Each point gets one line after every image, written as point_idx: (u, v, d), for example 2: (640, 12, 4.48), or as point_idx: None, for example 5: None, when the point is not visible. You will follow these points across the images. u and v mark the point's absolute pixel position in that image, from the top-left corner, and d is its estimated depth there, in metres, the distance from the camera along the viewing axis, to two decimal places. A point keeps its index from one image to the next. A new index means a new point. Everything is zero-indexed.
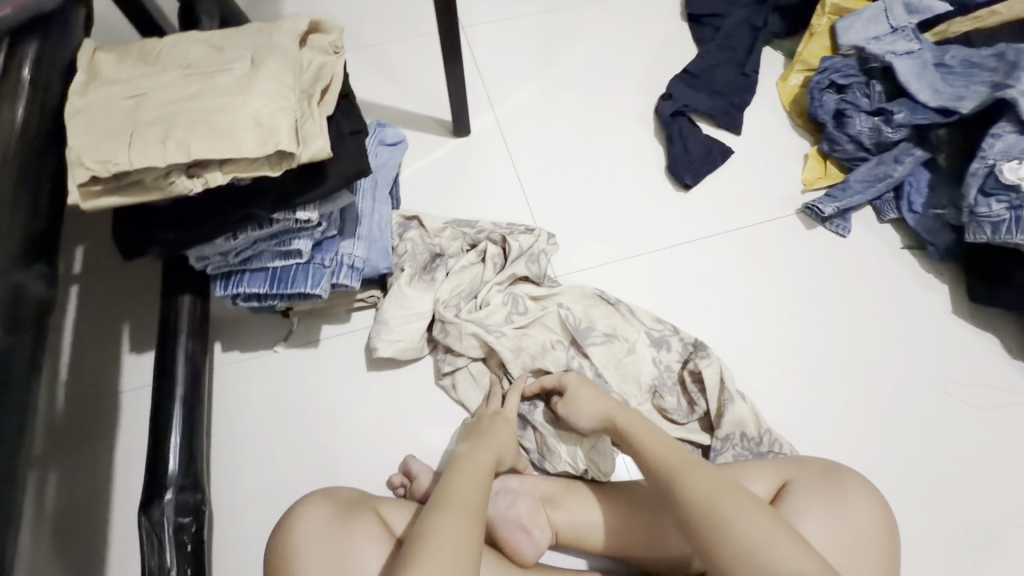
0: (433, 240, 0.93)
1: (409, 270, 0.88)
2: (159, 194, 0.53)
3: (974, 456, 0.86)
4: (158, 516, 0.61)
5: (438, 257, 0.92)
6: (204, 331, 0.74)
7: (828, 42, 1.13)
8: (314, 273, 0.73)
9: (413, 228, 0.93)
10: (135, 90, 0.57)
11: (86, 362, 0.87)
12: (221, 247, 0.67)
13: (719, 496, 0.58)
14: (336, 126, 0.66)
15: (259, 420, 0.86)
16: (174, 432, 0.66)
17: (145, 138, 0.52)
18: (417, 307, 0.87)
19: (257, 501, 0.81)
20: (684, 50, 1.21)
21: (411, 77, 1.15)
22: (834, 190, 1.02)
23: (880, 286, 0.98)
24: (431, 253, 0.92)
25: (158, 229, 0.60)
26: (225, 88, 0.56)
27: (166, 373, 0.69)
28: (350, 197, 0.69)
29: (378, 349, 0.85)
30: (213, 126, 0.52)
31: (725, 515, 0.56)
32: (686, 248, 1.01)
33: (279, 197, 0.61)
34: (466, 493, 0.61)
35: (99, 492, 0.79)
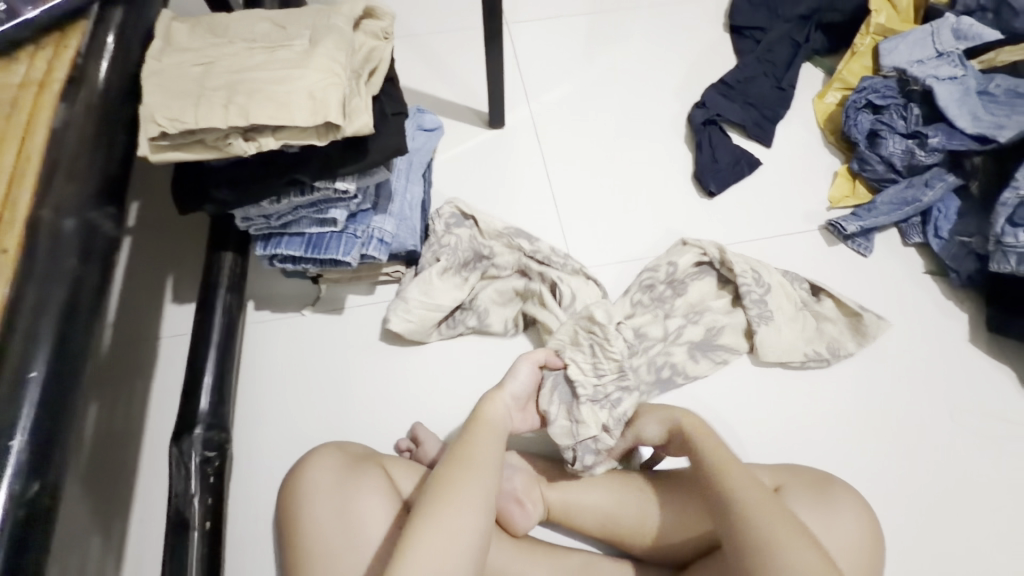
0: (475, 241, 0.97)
1: (444, 262, 0.93)
2: (216, 154, 0.59)
3: (980, 485, 0.85)
4: (186, 448, 0.67)
5: (481, 259, 0.96)
6: (241, 287, 0.80)
7: (869, 63, 1.13)
8: (347, 242, 0.78)
9: (466, 227, 0.97)
10: (203, 59, 0.63)
11: (132, 308, 0.95)
12: (265, 209, 0.72)
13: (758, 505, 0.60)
14: (380, 107, 0.71)
15: (281, 376, 0.91)
16: (207, 373, 0.72)
17: (210, 102, 0.57)
18: (438, 300, 0.91)
19: (271, 450, 0.86)
20: (723, 60, 1.22)
21: (454, 68, 1.20)
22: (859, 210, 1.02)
23: (898, 309, 0.97)
24: (476, 252, 0.96)
25: (212, 188, 0.66)
26: (284, 62, 0.61)
27: (205, 322, 0.75)
28: (387, 173, 0.74)
29: (391, 324, 0.90)
30: (270, 96, 0.57)
31: (756, 521, 0.59)
32: None
33: (322, 167, 0.66)
34: (483, 457, 0.65)
35: (132, 428, 0.86)
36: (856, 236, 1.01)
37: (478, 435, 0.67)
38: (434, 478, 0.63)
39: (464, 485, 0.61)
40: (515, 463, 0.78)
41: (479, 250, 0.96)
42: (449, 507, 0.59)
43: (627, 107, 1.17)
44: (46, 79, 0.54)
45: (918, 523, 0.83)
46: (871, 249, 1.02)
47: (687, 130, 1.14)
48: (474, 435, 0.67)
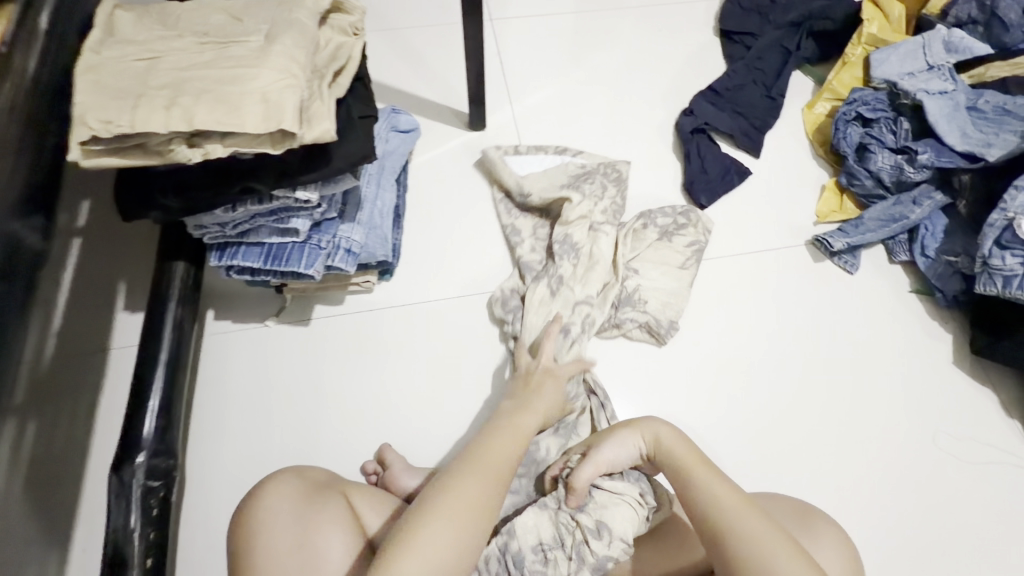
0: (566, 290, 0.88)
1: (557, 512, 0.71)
2: (160, 160, 0.53)
3: (960, 509, 0.84)
4: (127, 478, 0.61)
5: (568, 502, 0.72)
6: (195, 299, 0.74)
7: (860, 74, 1.11)
8: (310, 253, 0.73)
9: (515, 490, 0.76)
10: (148, 53, 0.57)
11: (79, 315, 0.88)
12: (220, 218, 0.66)
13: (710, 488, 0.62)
14: (347, 110, 0.66)
15: (242, 391, 0.86)
16: (154, 395, 0.66)
17: (151, 102, 0.51)
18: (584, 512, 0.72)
19: (230, 471, 0.81)
20: (712, 66, 1.19)
21: (435, 65, 1.14)
22: (843, 224, 1.01)
23: (882, 327, 0.96)
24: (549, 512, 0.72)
25: (157, 194, 0.60)
26: (237, 60, 0.55)
27: (153, 339, 0.69)
28: (353, 181, 0.69)
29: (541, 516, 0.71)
30: (219, 97, 0.52)
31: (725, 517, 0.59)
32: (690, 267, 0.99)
33: (279, 175, 0.61)
34: (500, 456, 0.63)
35: (76, 446, 0.81)
36: (840, 254, 0.99)
37: (522, 421, 0.69)
38: (448, 469, 0.61)
39: (478, 475, 0.60)
40: None
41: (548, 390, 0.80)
42: (466, 487, 0.58)
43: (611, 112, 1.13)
44: None
45: (897, 551, 0.81)
46: (856, 265, 1.00)
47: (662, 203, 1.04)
48: (495, 429, 0.67)
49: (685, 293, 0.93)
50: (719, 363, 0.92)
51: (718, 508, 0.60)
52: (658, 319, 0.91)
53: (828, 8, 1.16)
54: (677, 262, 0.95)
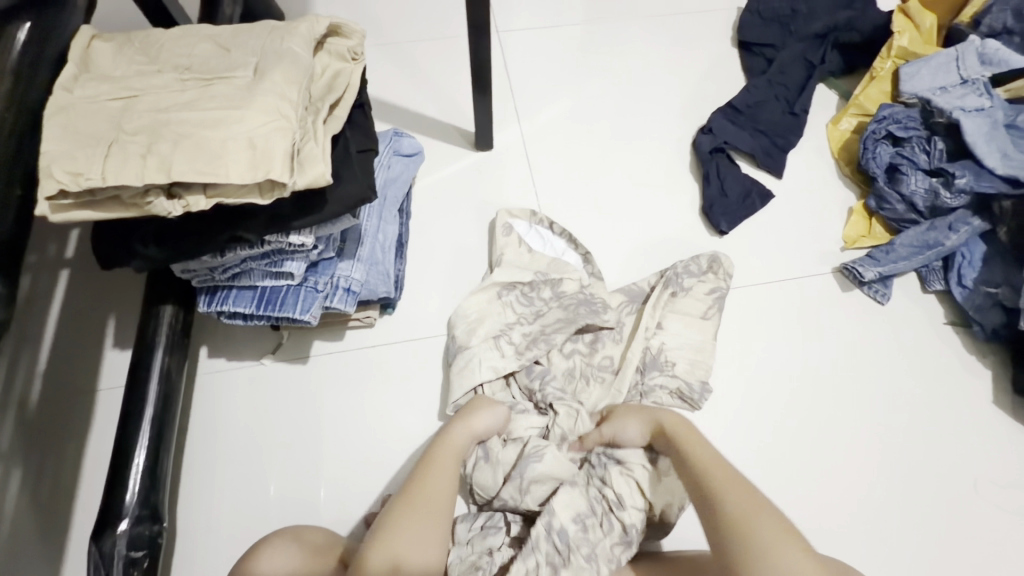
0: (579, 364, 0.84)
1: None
2: (136, 212, 0.48)
3: (1004, 563, 0.78)
4: (108, 549, 0.57)
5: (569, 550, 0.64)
6: (185, 344, 0.69)
7: (888, 88, 1.05)
8: (306, 296, 0.68)
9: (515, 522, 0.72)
10: (125, 91, 0.52)
11: (64, 354, 0.84)
12: (208, 263, 0.61)
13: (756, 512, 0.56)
14: (343, 144, 0.61)
15: (237, 436, 0.81)
16: (139, 451, 0.62)
17: (124, 151, 0.46)
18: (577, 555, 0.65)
19: (223, 525, 0.77)
20: (731, 79, 1.13)
21: (438, 81, 1.09)
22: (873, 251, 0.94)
23: (916, 362, 0.90)
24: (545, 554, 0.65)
25: (138, 244, 0.55)
26: (221, 99, 0.50)
27: (138, 392, 0.64)
28: (352, 221, 0.64)
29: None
30: (200, 144, 0.47)
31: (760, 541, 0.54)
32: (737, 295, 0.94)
33: (271, 221, 0.56)
34: (438, 490, 0.64)
35: (60, 500, 0.77)
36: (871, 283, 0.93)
37: (448, 453, 0.68)
38: (388, 510, 0.62)
39: (421, 522, 0.61)
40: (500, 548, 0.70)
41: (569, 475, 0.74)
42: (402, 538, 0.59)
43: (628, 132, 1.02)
44: None
45: None
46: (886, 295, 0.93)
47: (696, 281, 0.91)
48: (434, 463, 0.66)
49: (710, 346, 0.87)
50: (743, 403, 0.87)
51: (714, 476, 0.60)
52: (688, 383, 0.85)
53: (854, 17, 1.09)
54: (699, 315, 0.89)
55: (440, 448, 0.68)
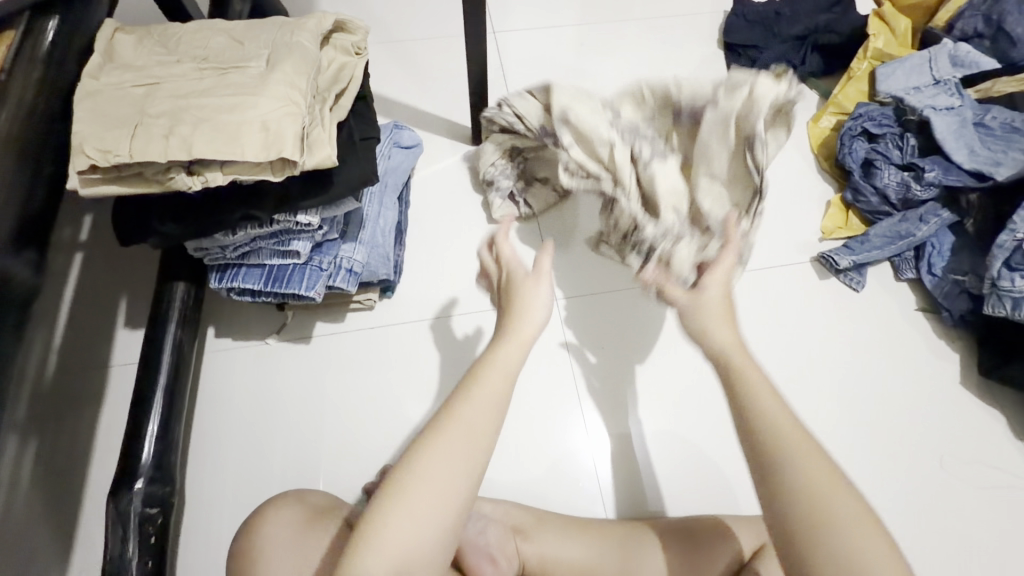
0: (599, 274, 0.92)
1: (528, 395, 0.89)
2: (158, 187, 0.53)
3: (968, 533, 0.83)
4: (124, 506, 0.61)
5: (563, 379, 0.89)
6: (195, 320, 0.74)
7: (865, 87, 1.10)
8: (311, 275, 0.72)
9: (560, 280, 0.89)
10: (147, 79, 0.56)
11: (79, 332, 0.88)
12: (220, 241, 0.66)
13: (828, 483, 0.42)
14: (348, 132, 0.66)
15: (243, 409, 0.85)
16: (154, 417, 0.66)
17: (148, 133, 0.51)
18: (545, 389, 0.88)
19: (230, 493, 0.80)
20: (717, 78, 1.18)
21: (437, 78, 1.14)
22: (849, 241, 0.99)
23: (890, 347, 0.94)
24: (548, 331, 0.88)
25: (156, 221, 0.59)
26: (236, 87, 0.54)
27: (151, 363, 0.68)
28: (354, 204, 0.68)
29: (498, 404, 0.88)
30: (217, 127, 0.51)
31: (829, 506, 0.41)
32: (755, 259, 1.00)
33: (279, 200, 0.60)
34: (480, 415, 0.49)
35: (76, 467, 0.80)
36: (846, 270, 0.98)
37: (491, 371, 0.52)
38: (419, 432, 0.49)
39: (453, 454, 0.46)
40: (488, 514, 0.74)
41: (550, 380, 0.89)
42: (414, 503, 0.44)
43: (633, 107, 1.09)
44: None
45: None
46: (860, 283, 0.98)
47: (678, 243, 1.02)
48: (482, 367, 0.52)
49: None
50: None
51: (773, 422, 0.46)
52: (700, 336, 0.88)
53: (833, 22, 1.15)
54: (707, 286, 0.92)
55: (508, 346, 0.54)
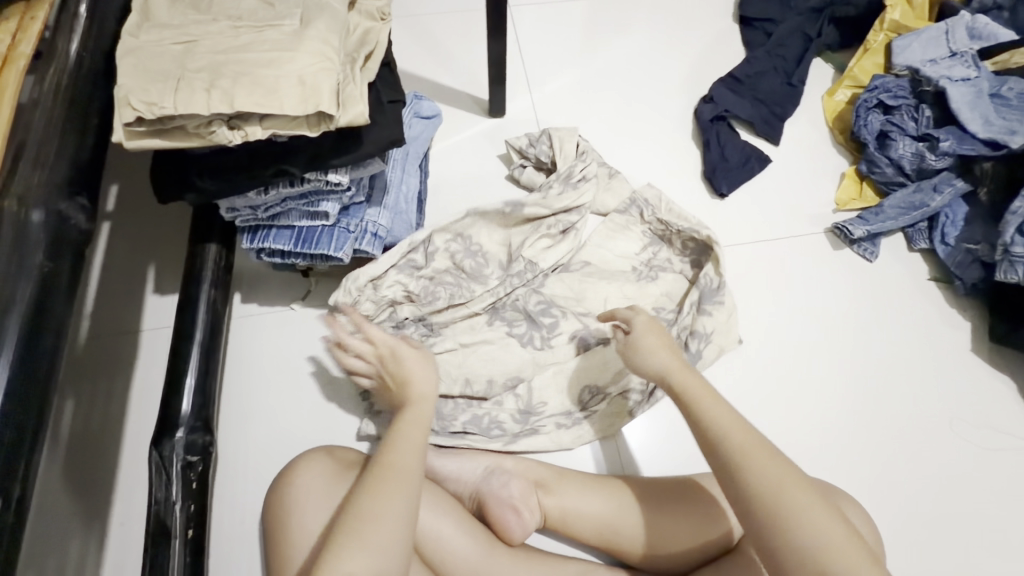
0: (538, 242, 0.90)
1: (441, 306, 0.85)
2: (200, 141, 0.55)
3: (975, 493, 0.85)
4: (167, 452, 0.63)
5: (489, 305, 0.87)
6: (227, 281, 0.76)
7: (881, 60, 1.10)
8: (338, 236, 0.74)
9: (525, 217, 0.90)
10: (185, 37, 0.58)
11: (112, 297, 0.91)
12: (252, 200, 0.68)
13: (774, 476, 0.57)
14: (377, 94, 0.67)
15: (271, 371, 0.88)
16: (190, 371, 0.68)
17: (192, 86, 0.52)
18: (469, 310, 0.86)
19: (258, 451, 0.83)
20: (731, 52, 1.18)
21: (454, 52, 1.15)
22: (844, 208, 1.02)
23: (903, 317, 0.96)
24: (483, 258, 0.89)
25: (195, 177, 0.61)
26: (273, 43, 0.56)
27: (187, 320, 0.70)
28: (381, 165, 0.70)
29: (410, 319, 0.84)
30: (258, 81, 0.53)
31: (751, 466, 0.57)
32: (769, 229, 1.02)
33: (313, 158, 0.62)
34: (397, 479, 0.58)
35: (110, 425, 0.83)
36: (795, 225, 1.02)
37: (401, 439, 0.62)
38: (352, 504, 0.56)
39: (382, 523, 0.55)
40: (511, 469, 0.76)
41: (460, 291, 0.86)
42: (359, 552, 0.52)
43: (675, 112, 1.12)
44: (10, 54, 0.50)
45: (911, 534, 0.82)
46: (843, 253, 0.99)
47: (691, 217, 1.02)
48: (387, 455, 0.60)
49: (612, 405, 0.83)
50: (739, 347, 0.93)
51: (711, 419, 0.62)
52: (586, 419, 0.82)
53: None
54: (586, 391, 0.84)
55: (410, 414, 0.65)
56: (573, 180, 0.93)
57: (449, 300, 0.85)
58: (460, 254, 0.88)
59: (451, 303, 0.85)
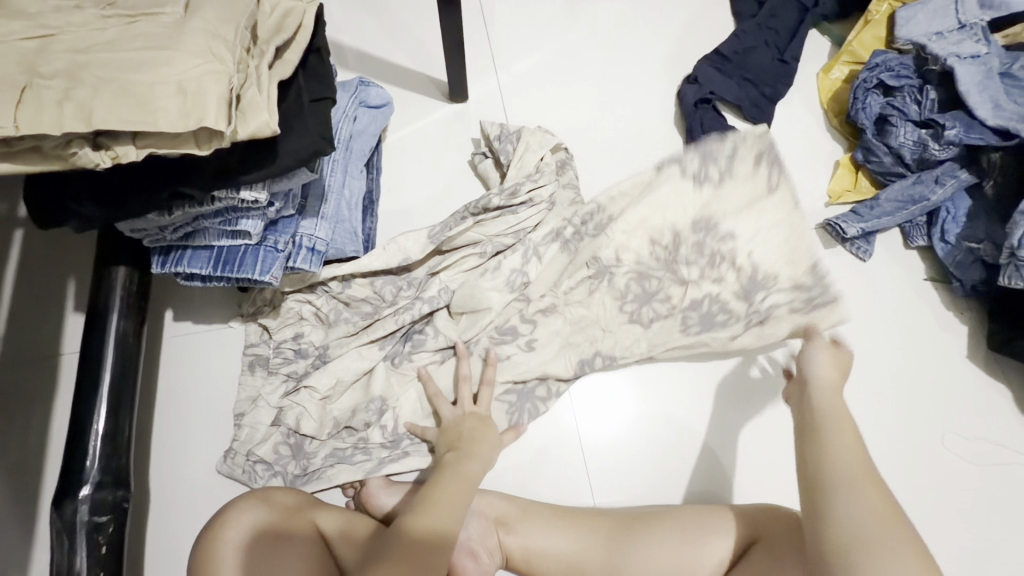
0: (462, 262, 0.82)
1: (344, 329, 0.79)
2: (61, 164, 0.45)
3: (964, 510, 0.80)
4: (70, 515, 0.56)
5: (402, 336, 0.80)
6: (142, 308, 0.67)
7: (882, 33, 0.99)
8: (265, 257, 0.64)
9: (447, 235, 0.81)
10: (41, 29, 0.45)
11: (26, 317, 0.81)
12: (156, 221, 0.58)
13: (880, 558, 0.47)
14: (296, 93, 0.57)
15: (208, 396, 0.79)
16: (100, 417, 0.60)
17: (41, 97, 0.42)
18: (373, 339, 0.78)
19: (194, 490, 0.75)
20: (720, 23, 1.06)
21: (410, 26, 1.02)
22: (775, 181, 0.88)
23: (897, 320, 0.89)
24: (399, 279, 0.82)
25: (73, 201, 0.51)
26: (147, 38, 0.45)
27: (94, 358, 0.62)
28: (310, 175, 0.60)
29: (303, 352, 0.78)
30: (125, 90, 0.43)
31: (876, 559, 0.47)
32: None
33: (215, 176, 0.52)
34: (447, 501, 0.61)
35: (29, 465, 0.74)
36: (712, 214, 0.88)
37: (456, 472, 0.65)
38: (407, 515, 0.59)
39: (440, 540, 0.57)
40: (471, 505, 0.70)
41: (371, 317, 0.79)
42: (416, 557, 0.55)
43: (657, 93, 1.01)
44: None
45: None
46: (768, 266, 0.86)
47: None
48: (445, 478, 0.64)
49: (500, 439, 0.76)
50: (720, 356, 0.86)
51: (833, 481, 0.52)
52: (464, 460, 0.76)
53: None
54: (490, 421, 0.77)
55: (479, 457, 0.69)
56: (517, 200, 0.83)
57: (358, 325, 0.79)
58: (381, 279, 0.81)
59: (359, 329, 0.79)
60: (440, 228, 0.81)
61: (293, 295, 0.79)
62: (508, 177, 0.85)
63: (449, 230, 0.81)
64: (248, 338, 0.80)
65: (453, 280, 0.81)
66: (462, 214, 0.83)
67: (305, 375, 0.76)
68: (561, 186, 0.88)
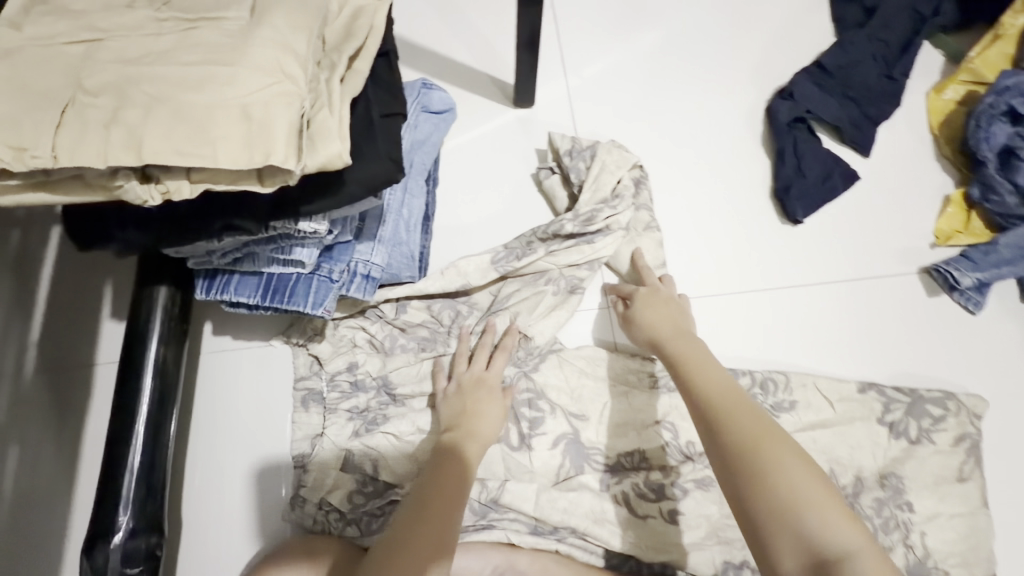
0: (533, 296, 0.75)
1: (400, 361, 0.72)
2: (104, 196, 0.38)
3: None
4: (101, 563, 0.52)
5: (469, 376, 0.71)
6: (183, 332, 0.61)
7: (1011, 50, 0.87)
8: (318, 287, 0.58)
9: (513, 262, 0.74)
10: (88, 33, 0.38)
11: (64, 321, 0.77)
12: (204, 247, 0.52)
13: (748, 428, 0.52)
14: (365, 108, 0.49)
15: (245, 419, 0.74)
16: (135, 453, 0.55)
17: (85, 120, 0.35)
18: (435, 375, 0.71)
19: (228, 519, 0.70)
20: (820, 31, 0.95)
21: (474, 22, 0.93)
22: (968, 474, 0.71)
23: (1009, 384, 0.78)
24: (460, 308, 0.76)
25: (117, 227, 0.45)
26: (207, 50, 0.38)
27: (130, 388, 0.57)
28: (374, 202, 0.52)
29: (359, 385, 0.72)
30: (182, 115, 0.36)
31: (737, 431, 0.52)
32: (850, 265, 0.83)
33: (275, 207, 0.45)
34: (423, 504, 0.55)
35: (62, 481, 0.71)
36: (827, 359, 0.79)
37: (439, 470, 0.59)
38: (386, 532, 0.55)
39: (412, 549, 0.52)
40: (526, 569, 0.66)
41: (432, 347, 0.74)
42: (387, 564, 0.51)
43: (742, 106, 0.91)
44: None
45: None
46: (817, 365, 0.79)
47: (753, 248, 0.84)
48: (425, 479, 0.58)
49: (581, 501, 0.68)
50: None
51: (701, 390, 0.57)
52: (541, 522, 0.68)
53: None
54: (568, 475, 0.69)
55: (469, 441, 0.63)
56: (593, 227, 0.76)
57: (416, 353, 0.73)
58: (439, 303, 0.76)
59: (420, 359, 0.73)
60: (505, 252, 0.75)
61: (346, 322, 0.74)
62: (581, 200, 0.77)
63: (517, 258, 0.74)
64: (298, 370, 0.74)
65: (522, 312, 0.74)
66: (529, 238, 0.78)
67: (380, 418, 0.69)
68: (637, 209, 0.79)
